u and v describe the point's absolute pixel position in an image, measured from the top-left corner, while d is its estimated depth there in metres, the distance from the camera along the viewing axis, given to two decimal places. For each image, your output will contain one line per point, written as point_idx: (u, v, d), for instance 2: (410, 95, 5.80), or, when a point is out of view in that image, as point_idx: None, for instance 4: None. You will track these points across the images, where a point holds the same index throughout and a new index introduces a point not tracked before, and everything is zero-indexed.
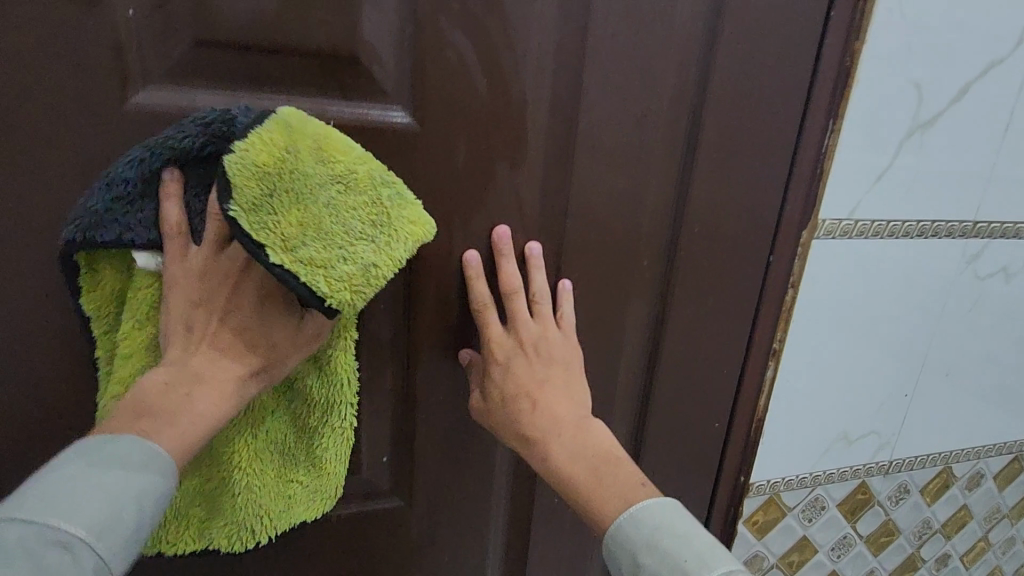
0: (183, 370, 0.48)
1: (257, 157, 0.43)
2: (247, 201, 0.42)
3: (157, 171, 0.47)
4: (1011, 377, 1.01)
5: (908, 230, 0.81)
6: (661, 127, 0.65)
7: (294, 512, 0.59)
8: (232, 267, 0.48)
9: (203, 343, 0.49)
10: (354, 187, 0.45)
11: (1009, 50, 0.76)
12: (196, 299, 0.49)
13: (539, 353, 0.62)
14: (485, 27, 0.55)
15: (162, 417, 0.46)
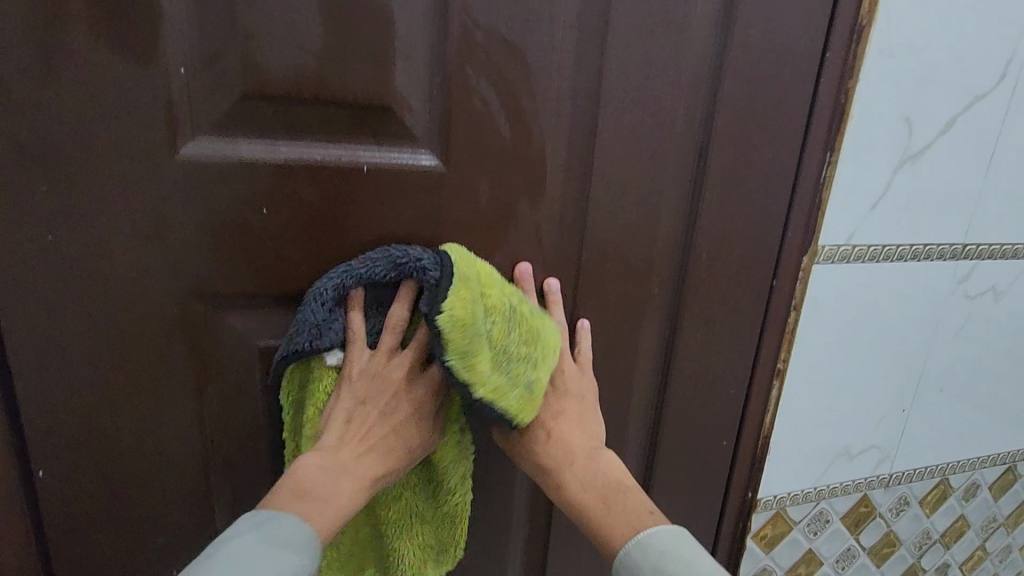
0: (332, 458, 0.56)
1: (460, 315, 0.51)
2: (453, 352, 0.52)
3: (348, 288, 0.57)
4: (1001, 390, 1.05)
5: (903, 253, 0.85)
6: (670, 163, 0.69)
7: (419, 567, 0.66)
8: (395, 375, 0.58)
9: (354, 439, 0.57)
10: (515, 322, 0.55)
11: (992, 84, 0.81)
12: (360, 397, 0.57)
13: (554, 386, 0.65)
14: (508, 76, 0.59)
15: (312, 500, 0.53)
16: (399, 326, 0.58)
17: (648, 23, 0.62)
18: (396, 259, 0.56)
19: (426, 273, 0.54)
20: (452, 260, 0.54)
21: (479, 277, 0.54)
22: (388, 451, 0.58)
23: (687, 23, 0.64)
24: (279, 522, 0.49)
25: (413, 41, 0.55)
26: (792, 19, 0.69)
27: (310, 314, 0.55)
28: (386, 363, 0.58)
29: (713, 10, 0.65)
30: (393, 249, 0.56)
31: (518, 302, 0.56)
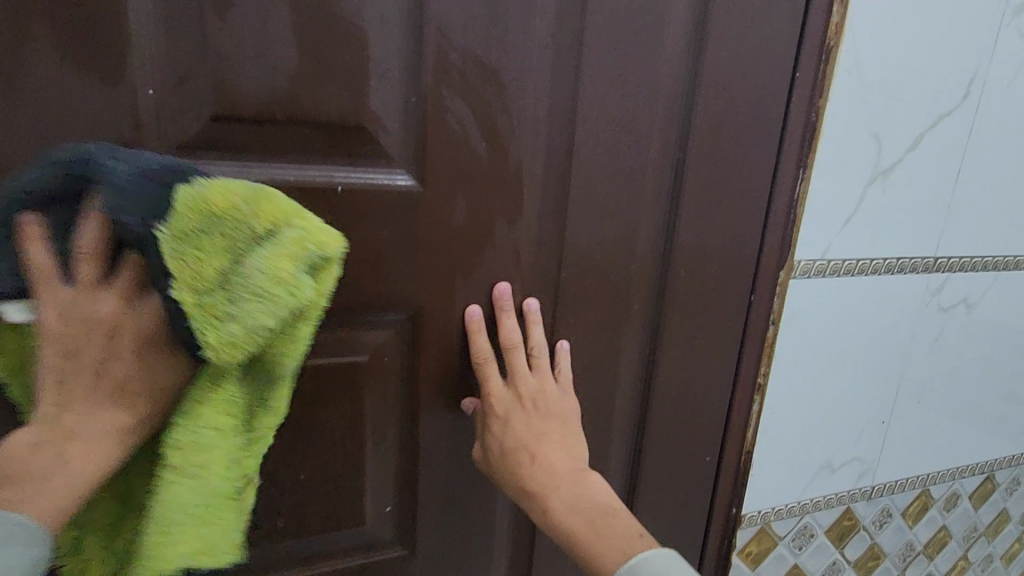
0: (46, 427, 0.41)
1: (209, 194, 0.41)
2: (178, 227, 0.40)
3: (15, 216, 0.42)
4: (976, 400, 1.07)
5: (878, 266, 0.86)
6: (647, 181, 0.69)
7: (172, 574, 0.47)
8: (103, 312, 0.42)
9: (76, 399, 0.42)
10: (271, 242, 0.42)
11: (957, 103, 0.83)
12: (68, 346, 0.42)
13: (538, 406, 0.64)
14: (483, 96, 0.59)
15: (19, 487, 0.40)
16: (93, 250, 0.41)
17: (621, 44, 0.63)
18: (58, 159, 0.41)
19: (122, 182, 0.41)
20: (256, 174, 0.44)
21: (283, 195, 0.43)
22: (120, 411, 0.44)
23: (660, 44, 0.65)
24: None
25: (388, 63, 0.55)
26: (762, 39, 0.70)
27: None
28: (90, 296, 0.42)
29: (685, 31, 0.66)
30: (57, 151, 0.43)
31: (308, 245, 0.43)
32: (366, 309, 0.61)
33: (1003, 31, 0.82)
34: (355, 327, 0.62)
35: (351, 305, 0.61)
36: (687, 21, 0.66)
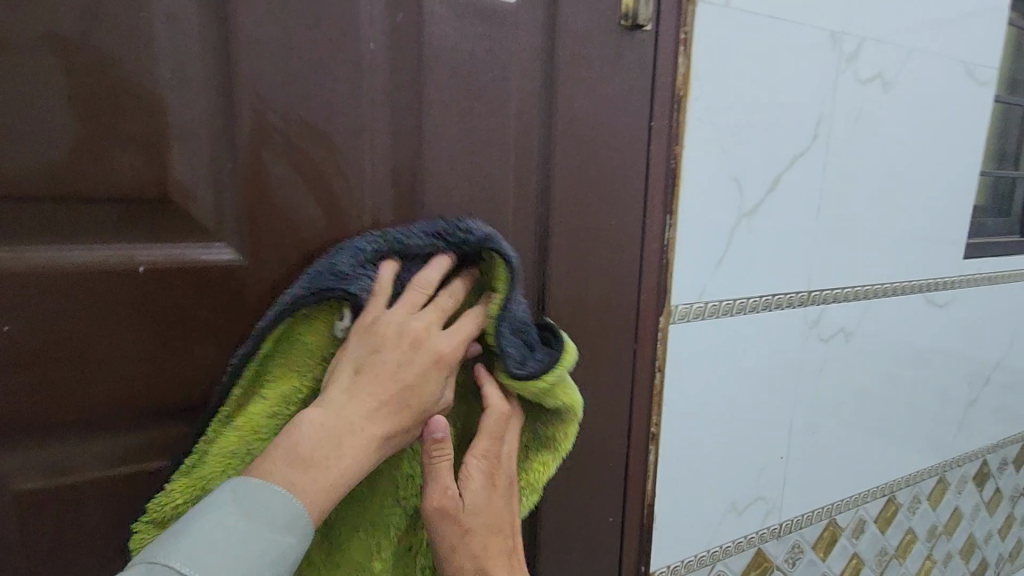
0: (338, 413, 0.48)
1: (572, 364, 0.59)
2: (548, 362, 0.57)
3: (383, 252, 0.55)
4: (866, 423, 1.11)
5: (753, 305, 0.88)
6: (509, 236, 0.67)
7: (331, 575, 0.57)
8: (416, 330, 0.51)
9: (373, 396, 0.49)
10: (571, 392, 0.59)
11: (808, 143, 0.87)
12: (376, 351, 0.50)
13: (489, 496, 0.56)
14: (313, 158, 0.55)
15: (301, 466, 0.46)
16: (430, 289, 0.54)
17: (465, 99, 0.61)
18: (438, 232, 0.56)
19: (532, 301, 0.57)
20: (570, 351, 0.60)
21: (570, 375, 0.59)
22: (392, 412, 0.50)
23: (507, 98, 0.63)
24: (264, 491, 0.44)
25: (192, 128, 0.51)
26: (613, 89, 0.69)
27: (339, 261, 0.53)
28: (407, 315, 0.52)
29: (534, 83, 0.65)
30: (427, 224, 0.57)
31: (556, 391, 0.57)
32: (197, 401, 0.55)
33: (840, 77, 0.88)
34: (186, 421, 0.56)
35: (176, 398, 0.54)
36: (534, 74, 0.65)
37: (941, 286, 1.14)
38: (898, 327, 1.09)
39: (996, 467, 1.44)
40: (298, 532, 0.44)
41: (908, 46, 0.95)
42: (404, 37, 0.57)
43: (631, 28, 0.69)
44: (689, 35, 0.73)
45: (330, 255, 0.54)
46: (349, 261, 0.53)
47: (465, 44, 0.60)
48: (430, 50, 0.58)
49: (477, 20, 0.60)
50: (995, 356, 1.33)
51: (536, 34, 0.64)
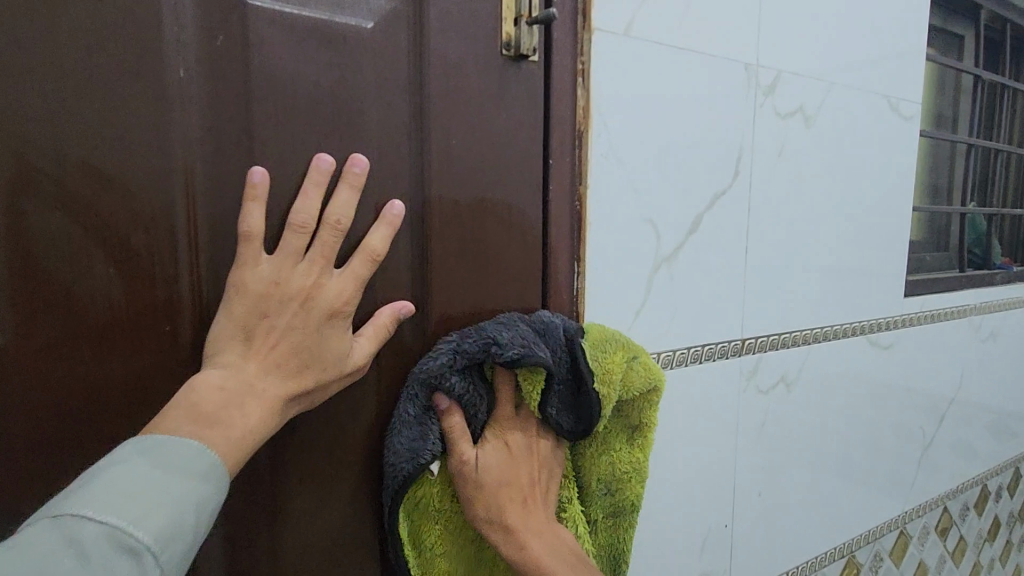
0: (235, 375, 0.45)
1: (647, 362, 0.60)
2: (624, 360, 0.59)
3: (429, 390, 0.56)
4: (817, 478, 1.02)
5: (681, 359, 0.79)
6: (376, 296, 0.57)
7: (434, 517, 0.59)
8: (303, 284, 0.47)
9: (260, 353, 0.46)
10: (655, 370, 0.60)
11: (729, 181, 0.81)
12: (262, 308, 0.46)
13: (508, 449, 0.59)
14: (103, 211, 0.44)
15: (210, 426, 0.43)
16: (342, 226, 0.49)
17: (311, 137, 0.51)
18: (457, 350, 0.56)
19: (557, 417, 0.59)
20: (633, 348, 0.60)
21: (644, 366, 0.60)
22: (300, 366, 0.48)
23: (365, 135, 0.54)
24: (175, 445, 0.41)
25: None
26: (500, 124, 0.61)
27: (407, 411, 0.56)
28: (290, 269, 0.47)
29: (402, 119, 0.56)
30: (451, 343, 0.57)
31: (638, 377, 0.59)
32: None
33: (758, 111, 0.82)
34: None
35: None
36: (402, 108, 0.56)
37: (883, 327, 1.08)
38: (843, 373, 1.02)
39: (959, 514, 1.36)
40: (216, 483, 0.41)
41: (828, 80, 0.91)
42: (226, 63, 0.47)
43: (516, 57, 0.61)
44: (586, 65, 0.66)
45: (406, 396, 0.57)
46: (413, 411, 0.56)
47: (308, 73, 0.51)
48: (260, 79, 0.49)
49: (322, 45, 0.51)
50: (947, 397, 1.27)
51: (401, 63, 0.55)
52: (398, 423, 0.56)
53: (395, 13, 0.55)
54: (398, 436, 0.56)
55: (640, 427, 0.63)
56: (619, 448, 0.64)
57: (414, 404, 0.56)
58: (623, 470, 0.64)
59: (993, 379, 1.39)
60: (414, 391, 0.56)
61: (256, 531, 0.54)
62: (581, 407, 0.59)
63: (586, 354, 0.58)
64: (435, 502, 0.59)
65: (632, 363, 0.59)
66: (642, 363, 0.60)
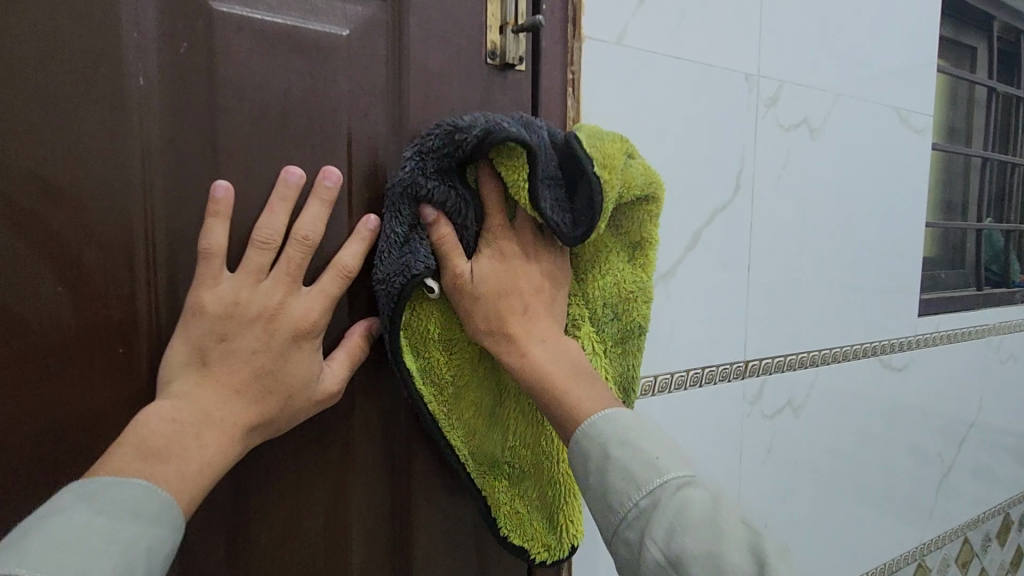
0: (191, 403, 0.42)
1: (640, 158, 0.53)
2: (620, 153, 0.51)
3: (408, 199, 0.50)
4: (829, 508, 0.97)
5: (679, 382, 0.75)
6: (350, 314, 0.54)
7: (458, 384, 0.55)
8: (265, 304, 0.44)
9: (218, 378, 0.43)
10: (650, 167, 0.53)
11: (730, 195, 0.77)
12: (220, 330, 0.43)
13: (504, 259, 0.51)
14: (55, 230, 0.42)
15: (163, 461, 0.40)
16: (309, 241, 0.46)
17: (280, 148, 0.49)
18: (429, 149, 0.49)
19: (553, 214, 0.49)
20: (623, 139, 0.52)
21: (638, 160, 0.52)
22: (262, 392, 0.45)
23: (338, 146, 0.51)
24: (120, 485, 0.37)
25: None
26: None
27: (389, 229, 0.51)
28: (252, 289, 0.44)
29: (379, 130, 0.53)
30: (425, 143, 0.50)
31: (636, 172, 0.51)
32: None
33: (760, 123, 0.79)
34: None
35: None
36: (378, 117, 0.53)
37: (896, 348, 1.03)
38: (854, 396, 0.97)
39: (980, 544, 1.30)
40: (169, 525, 0.38)
41: (834, 91, 0.88)
42: (189, 71, 0.45)
43: (502, 66, 0.59)
44: (576, 74, 0.63)
45: (388, 217, 0.51)
46: (396, 226, 0.50)
47: (278, 81, 0.48)
48: (225, 87, 0.46)
49: (293, 53, 0.49)
50: (966, 421, 1.21)
51: (378, 72, 0.53)
52: (382, 244, 0.51)
53: (372, 20, 0.52)
54: (384, 254, 0.51)
55: (641, 241, 0.56)
56: (619, 268, 0.56)
57: (394, 220, 0.50)
58: (626, 291, 0.56)
59: (1015, 402, 1.33)
60: (392, 205, 0.51)
61: (215, 568, 0.50)
62: (579, 198, 0.49)
63: (577, 140, 0.50)
64: (452, 362, 0.54)
65: (627, 157, 0.51)
66: (640, 161, 0.53)
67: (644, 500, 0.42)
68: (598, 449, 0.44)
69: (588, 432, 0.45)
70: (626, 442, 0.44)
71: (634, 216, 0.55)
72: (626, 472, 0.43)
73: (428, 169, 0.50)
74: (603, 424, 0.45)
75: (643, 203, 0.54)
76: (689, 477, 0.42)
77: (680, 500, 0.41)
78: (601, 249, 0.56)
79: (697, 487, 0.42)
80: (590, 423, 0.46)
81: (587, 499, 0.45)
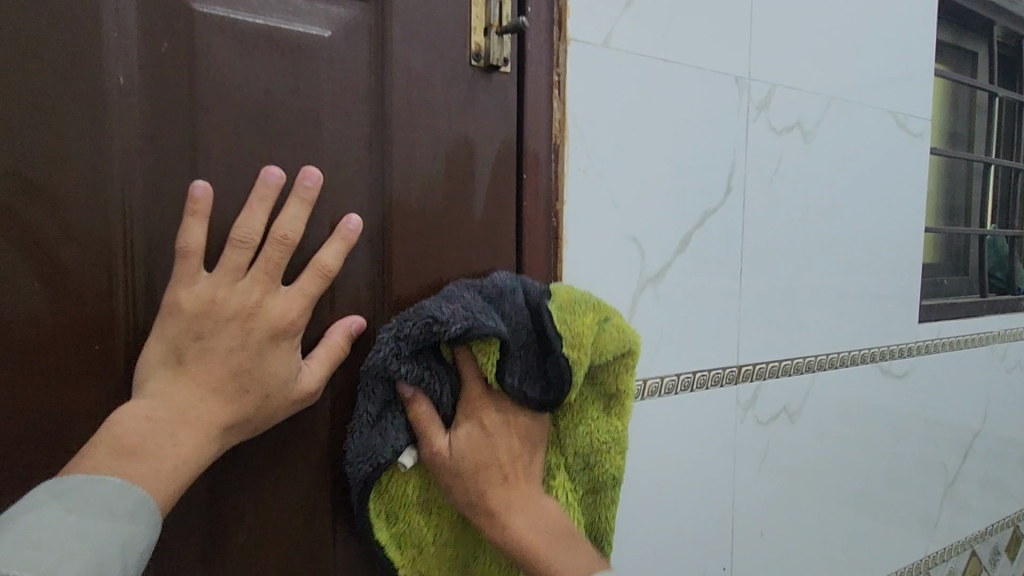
0: (167, 402, 0.42)
1: (617, 322, 0.52)
2: (594, 322, 0.51)
3: (383, 381, 0.50)
4: (828, 517, 0.95)
5: (669, 386, 0.74)
6: (330, 314, 0.54)
7: (430, 546, 0.54)
8: (242, 303, 0.44)
9: (194, 377, 0.43)
10: (626, 333, 0.52)
11: (721, 199, 0.77)
12: (196, 328, 0.43)
13: (485, 432, 0.51)
14: (34, 227, 0.42)
15: (137, 458, 0.39)
16: (288, 241, 0.46)
17: (260, 148, 0.49)
18: (401, 335, 0.50)
19: (520, 389, 0.50)
20: (598, 303, 0.53)
21: (613, 322, 0.52)
22: (239, 392, 0.44)
23: (319, 147, 0.52)
24: (95, 484, 0.37)
25: None
26: (469, 136, 0.59)
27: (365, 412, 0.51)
28: (229, 287, 0.44)
29: (362, 130, 0.54)
30: (399, 326, 0.50)
31: (609, 337, 0.52)
32: None
33: (751, 126, 0.79)
34: None
35: None
36: (361, 118, 0.53)
37: (896, 354, 1.02)
38: (852, 403, 0.95)
39: (988, 559, 1.26)
40: (144, 523, 0.38)
41: (827, 94, 0.87)
42: (170, 70, 0.46)
43: (486, 68, 0.59)
44: (563, 76, 0.63)
45: (364, 398, 0.51)
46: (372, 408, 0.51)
47: (259, 81, 0.49)
48: (206, 87, 0.47)
49: (274, 54, 0.49)
50: (970, 430, 1.19)
51: (360, 73, 0.53)
52: (359, 428, 0.51)
53: (355, 21, 0.53)
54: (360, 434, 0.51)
55: (618, 395, 0.54)
56: (594, 425, 0.55)
57: (370, 401, 0.51)
58: (601, 445, 0.55)
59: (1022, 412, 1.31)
60: (368, 388, 0.51)
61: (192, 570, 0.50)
62: (548, 372, 0.50)
63: (549, 311, 0.51)
64: (423, 526, 0.54)
65: (602, 322, 0.52)
66: (616, 323, 0.52)
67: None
68: None
69: None
70: None
71: (610, 373, 0.54)
72: None
73: (403, 355, 0.50)
74: None
75: (619, 363, 0.54)
76: None
77: None
78: (577, 409, 0.55)
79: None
80: None
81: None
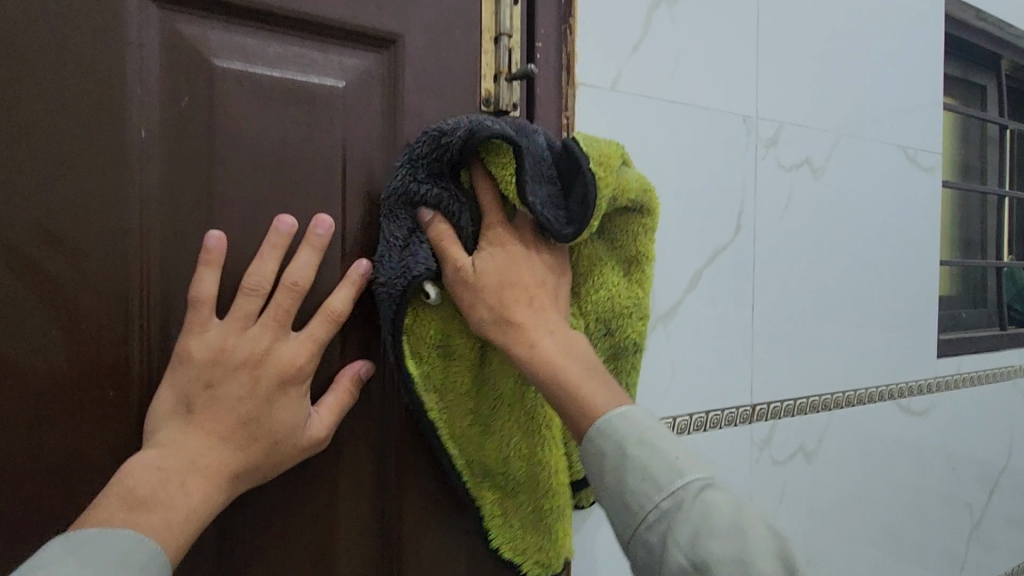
0: (176, 450, 0.42)
1: (636, 171, 0.54)
2: (615, 162, 0.52)
3: (403, 205, 0.51)
4: (849, 560, 0.92)
5: (682, 426, 0.73)
6: (339, 359, 0.54)
7: (457, 396, 0.54)
8: (252, 350, 0.45)
9: (203, 426, 0.43)
10: (646, 180, 0.54)
11: (729, 237, 0.77)
12: (206, 377, 0.44)
13: (507, 256, 0.50)
14: (52, 279, 0.43)
15: (145, 511, 0.39)
16: (298, 287, 0.47)
17: (273, 196, 0.50)
18: (416, 156, 0.50)
19: (544, 210, 0.48)
20: (616, 147, 0.54)
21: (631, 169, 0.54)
22: (247, 440, 0.44)
23: (332, 192, 0.53)
24: (105, 535, 0.37)
25: None
26: None
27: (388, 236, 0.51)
28: (239, 336, 0.45)
29: (373, 175, 0.55)
30: (414, 151, 0.51)
31: (631, 181, 0.53)
32: None
33: (759, 164, 0.79)
34: None
35: None
36: (373, 163, 0.54)
37: (914, 390, 1.00)
38: (870, 441, 0.93)
39: None
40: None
41: (835, 130, 0.87)
42: (189, 123, 0.47)
43: (496, 113, 0.60)
44: (571, 119, 0.64)
45: (385, 220, 0.52)
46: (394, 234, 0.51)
47: (273, 132, 0.50)
48: (223, 139, 0.48)
49: (290, 104, 0.51)
50: (995, 467, 1.15)
51: (373, 121, 0.55)
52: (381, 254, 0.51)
53: (368, 72, 0.54)
54: (382, 258, 0.51)
55: (637, 256, 0.56)
56: (613, 280, 0.56)
57: (391, 226, 0.51)
58: (622, 305, 0.56)
59: None
60: (390, 212, 0.51)
61: None
62: (572, 201, 0.50)
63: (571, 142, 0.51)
64: (452, 371, 0.54)
65: (621, 164, 0.53)
66: (636, 171, 0.54)
67: (664, 501, 0.40)
68: (614, 446, 0.43)
69: (602, 429, 0.44)
70: (646, 441, 0.42)
71: (628, 229, 0.56)
72: (644, 471, 0.41)
73: (420, 173, 0.50)
74: (621, 422, 0.44)
75: (638, 215, 0.55)
76: (711, 479, 0.41)
77: (702, 504, 0.40)
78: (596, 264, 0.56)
79: (718, 491, 0.41)
80: (604, 419, 0.44)
81: (597, 492, 0.44)
